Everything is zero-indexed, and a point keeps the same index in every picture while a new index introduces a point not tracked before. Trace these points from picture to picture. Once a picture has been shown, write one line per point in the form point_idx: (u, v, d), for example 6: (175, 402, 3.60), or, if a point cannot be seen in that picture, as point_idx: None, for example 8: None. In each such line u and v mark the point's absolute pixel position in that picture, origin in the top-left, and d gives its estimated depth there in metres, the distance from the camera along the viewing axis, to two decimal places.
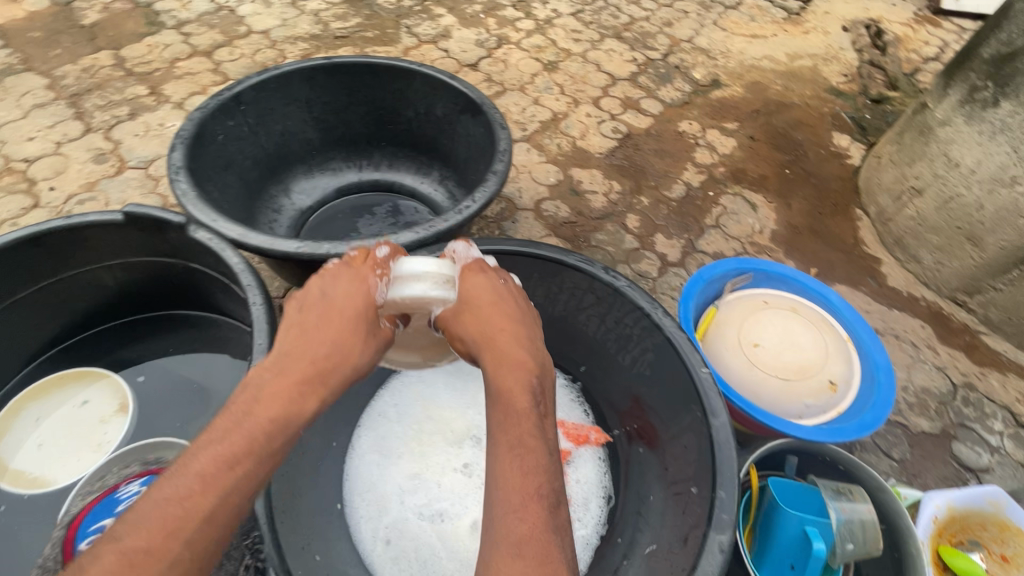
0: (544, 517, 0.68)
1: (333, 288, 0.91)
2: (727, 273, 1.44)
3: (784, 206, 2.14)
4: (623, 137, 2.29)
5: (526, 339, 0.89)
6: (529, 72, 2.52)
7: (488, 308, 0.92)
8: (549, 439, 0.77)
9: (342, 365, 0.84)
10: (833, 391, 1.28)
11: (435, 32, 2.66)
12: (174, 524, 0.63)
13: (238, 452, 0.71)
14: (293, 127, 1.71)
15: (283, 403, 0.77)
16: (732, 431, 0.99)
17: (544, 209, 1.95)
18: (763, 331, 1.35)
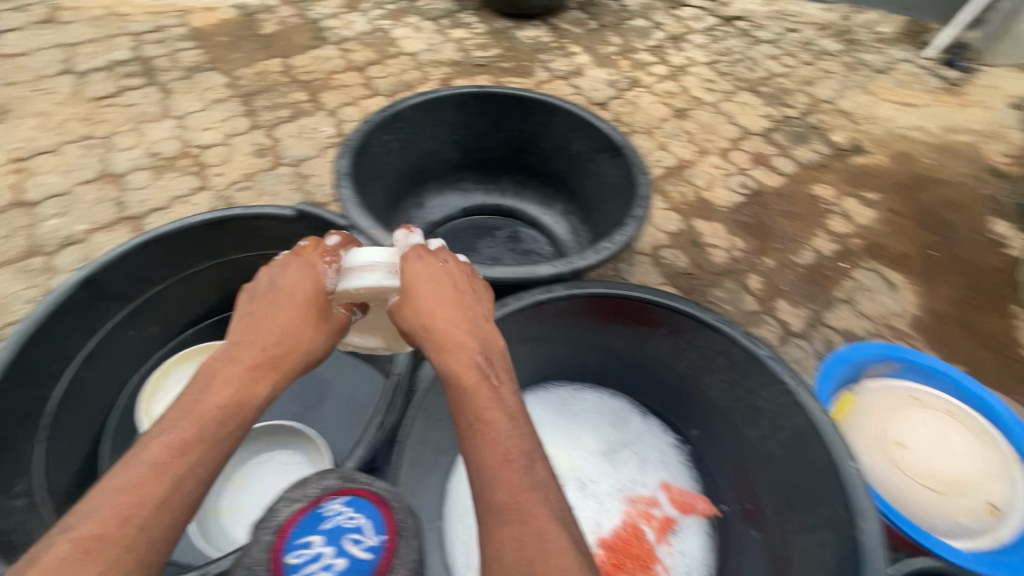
0: (519, 480, 0.71)
1: (283, 276, 0.90)
2: (873, 361, 1.31)
3: (928, 291, 1.95)
4: (751, 193, 2.20)
5: (469, 320, 0.87)
6: (658, 116, 2.51)
7: (436, 290, 0.89)
8: (508, 404, 0.79)
9: (293, 351, 0.84)
10: (990, 514, 1.14)
11: (569, 69, 2.73)
12: (126, 514, 0.62)
13: (188, 440, 0.70)
14: (436, 147, 1.81)
15: (234, 389, 0.77)
16: (885, 540, 0.89)
17: (662, 256, 1.91)
18: (910, 431, 1.23)
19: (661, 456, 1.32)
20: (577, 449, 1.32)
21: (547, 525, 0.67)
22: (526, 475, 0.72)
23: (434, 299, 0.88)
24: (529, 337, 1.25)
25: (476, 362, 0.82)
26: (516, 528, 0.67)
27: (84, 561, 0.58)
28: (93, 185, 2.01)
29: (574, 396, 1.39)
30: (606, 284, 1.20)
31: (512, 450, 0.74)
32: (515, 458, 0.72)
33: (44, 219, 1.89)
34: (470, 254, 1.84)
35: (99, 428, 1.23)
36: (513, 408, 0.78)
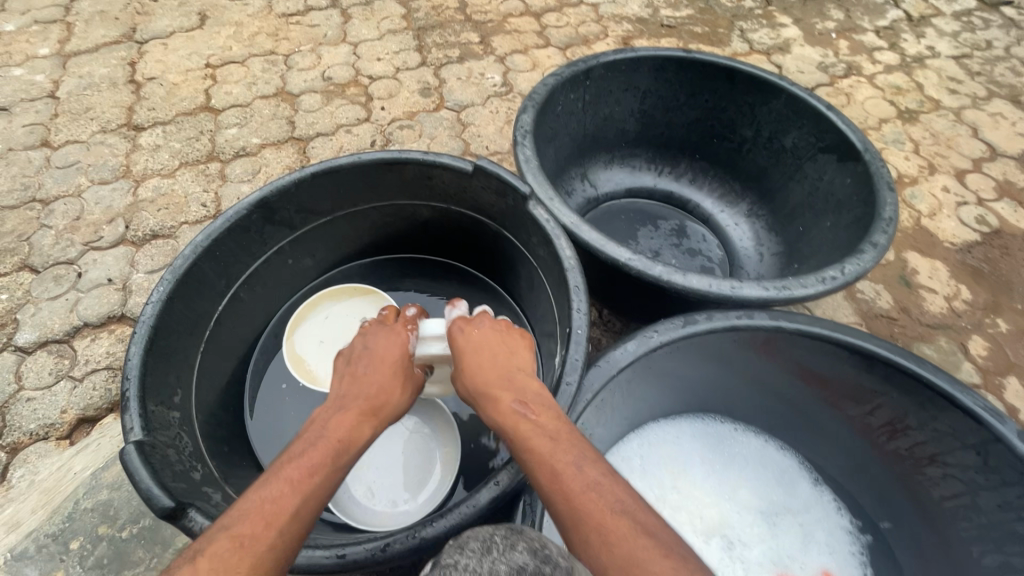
0: (573, 485, 0.69)
1: (373, 341, 0.94)
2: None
3: None
4: (991, 232, 1.74)
5: (505, 375, 0.86)
6: (878, 115, 2.07)
7: (475, 352, 0.90)
8: (550, 433, 0.75)
9: (392, 401, 0.87)
10: None
11: (773, 42, 2.33)
12: (270, 517, 0.64)
13: (318, 461, 0.72)
14: (618, 114, 1.59)
15: (352, 424, 0.80)
16: None
17: (858, 289, 1.57)
18: None
19: (831, 538, 1.08)
20: (731, 501, 1.11)
21: (607, 520, 0.66)
22: (583, 485, 0.69)
23: (475, 360, 0.88)
24: (706, 361, 1.05)
25: (514, 407, 0.80)
26: (582, 536, 0.66)
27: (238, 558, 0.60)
28: (270, 101, 2.06)
29: (734, 438, 1.18)
30: (830, 326, 0.97)
31: (556, 459, 0.72)
32: (563, 470, 0.70)
33: (225, 127, 1.98)
34: (628, 241, 1.63)
35: (247, 348, 1.25)
36: (552, 426, 0.76)
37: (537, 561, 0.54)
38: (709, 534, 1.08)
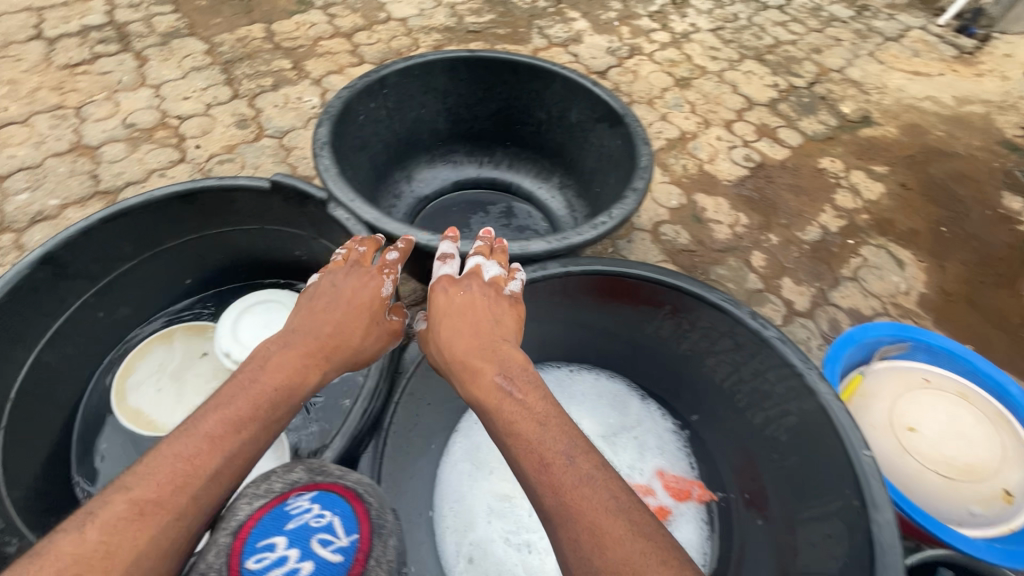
0: (563, 479, 0.68)
1: (343, 281, 0.98)
2: (882, 340, 1.24)
3: (936, 268, 1.89)
4: (756, 166, 2.12)
5: (491, 348, 0.87)
6: (660, 86, 2.41)
7: (467, 321, 0.92)
8: (535, 412, 0.78)
9: (343, 345, 0.90)
10: (1007, 502, 1.06)
11: (567, 35, 2.61)
12: (181, 479, 0.66)
13: (244, 416, 0.75)
14: (426, 116, 1.71)
15: (287, 373, 0.82)
16: (899, 532, 0.82)
17: (662, 232, 1.83)
18: (923, 415, 1.15)
19: (657, 440, 1.27)
20: None
21: (601, 519, 0.64)
22: (575, 485, 0.68)
23: (461, 329, 0.90)
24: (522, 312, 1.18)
25: (497, 380, 0.82)
26: (570, 533, 0.64)
27: (138, 522, 0.61)
28: (65, 158, 1.91)
29: (570, 378, 1.34)
30: (607, 261, 1.12)
31: (546, 452, 0.72)
32: (552, 461, 0.70)
33: (13, 193, 1.80)
34: (460, 230, 1.76)
35: (70, 412, 1.18)
36: (540, 409, 0.78)
37: (310, 474, 0.69)
38: None
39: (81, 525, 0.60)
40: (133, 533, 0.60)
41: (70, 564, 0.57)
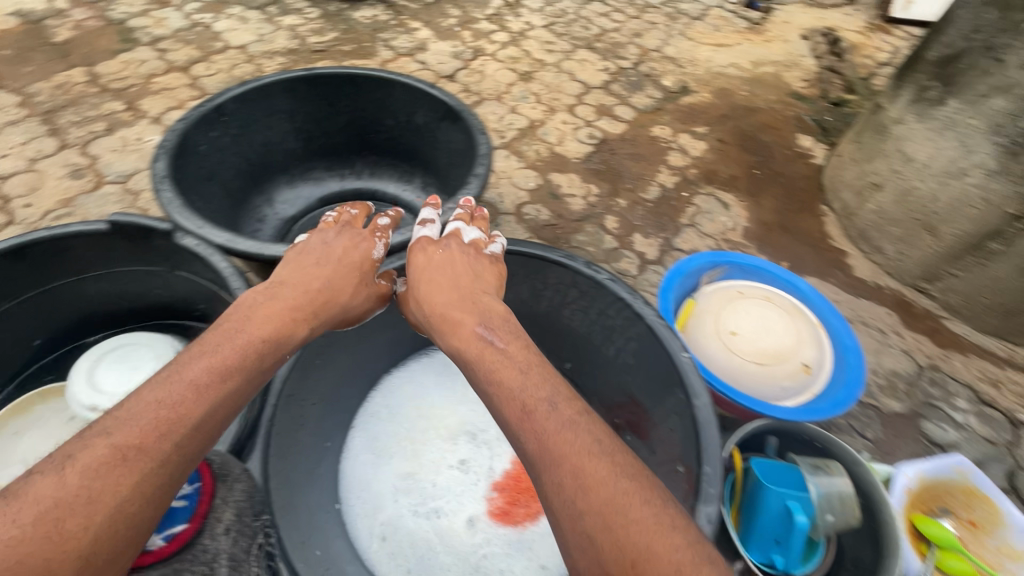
0: (547, 425, 0.82)
1: (333, 244, 1.16)
2: (702, 268, 1.47)
3: (754, 204, 2.24)
4: (599, 142, 2.36)
5: (470, 302, 1.07)
6: (506, 82, 2.60)
7: (446, 280, 1.12)
8: (521, 365, 0.93)
9: (327, 304, 1.05)
10: (806, 373, 1.33)
11: (412, 45, 2.72)
12: (170, 422, 0.73)
13: (230, 366, 0.84)
14: (275, 137, 1.74)
15: (274, 327, 0.94)
16: (714, 410, 1.01)
17: (525, 212, 2.00)
18: (739, 319, 1.40)
19: None
20: (464, 403, 1.36)
21: (583, 462, 0.77)
22: (562, 434, 0.81)
23: (439, 284, 1.10)
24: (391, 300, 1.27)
25: (480, 331, 1.01)
26: (555, 476, 0.77)
27: (121, 466, 0.66)
28: None
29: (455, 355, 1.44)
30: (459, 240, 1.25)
31: (529, 400, 0.87)
32: (534, 409, 0.85)
33: None
34: None
35: None
36: (523, 360, 0.95)
37: None
38: (456, 436, 1.31)
39: (57, 470, 0.64)
40: (114, 477, 0.65)
41: (47, 507, 0.61)
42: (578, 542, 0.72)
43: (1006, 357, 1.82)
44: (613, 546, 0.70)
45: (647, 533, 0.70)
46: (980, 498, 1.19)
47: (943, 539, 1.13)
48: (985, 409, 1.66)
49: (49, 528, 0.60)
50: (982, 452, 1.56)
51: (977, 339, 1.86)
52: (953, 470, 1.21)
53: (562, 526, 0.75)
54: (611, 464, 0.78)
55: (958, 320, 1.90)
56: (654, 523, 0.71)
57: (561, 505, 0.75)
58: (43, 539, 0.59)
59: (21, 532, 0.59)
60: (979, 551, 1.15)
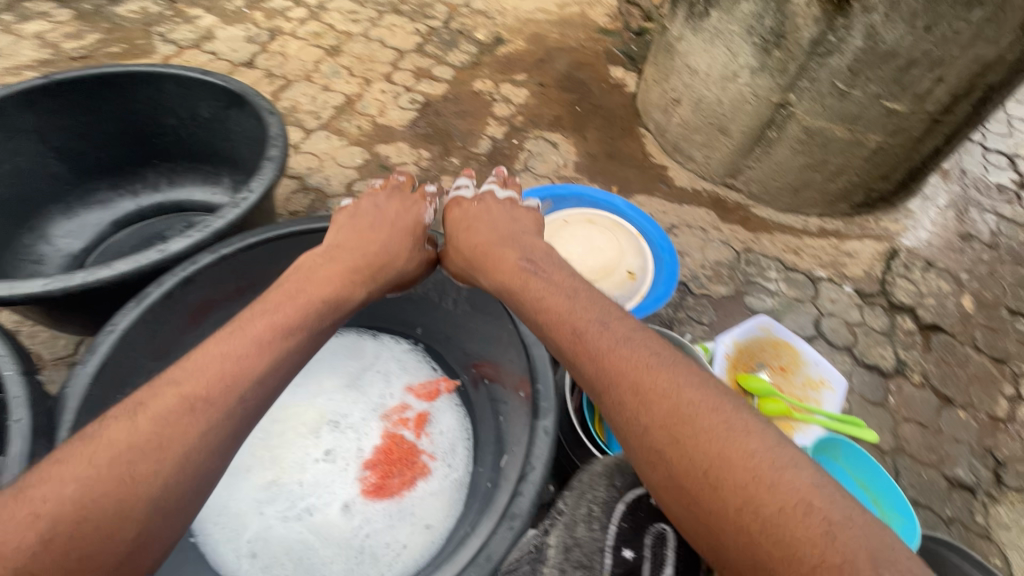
0: (600, 346, 0.94)
1: (382, 209, 1.37)
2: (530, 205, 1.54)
3: (581, 139, 2.35)
4: (422, 106, 2.32)
5: (508, 244, 1.26)
6: (312, 60, 2.44)
7: (479, 230, 1.31)
8: (568, 294, 1.08)
9: (380, 267, 1.24)
10: (633, 278, 1.46)
11: (196, 35, 2.45)
12: (234, 373, 0.89)
13: (289, 326, 1.00)
14: (29, 163, 1.48)
15: (331, 290, 1.12)
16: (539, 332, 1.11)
17: (357, 190, 1.92)
18: (568, 246, 1.48)
19: (399, 358, 1.42)
20: (320, 395, 1.31)
21: (643, 378, 0.88)
22: (615, 356, 0.92)
23: (476, 230, 1.28)
24: (200, 308, 1.19)
25: (521, 264, 1.20)
26: (619, 395, 0.88)
27: (188, 416, 0.81)
28: None
29: None
30: (268, 230, 1.21)
31: (577, 324, 1.00)
32: (585, 330, 0.98)
33: None
34: None
35: None
36: (568, 288, 1.10)
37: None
38: (317, 429, 1.26)
39: (127, 421, 0.78)
40: (180, 426, 0.80)
41: (120, 451, 0.75)
42: (652, 456, 0.82)
43: (802, 227, 2.12)
44: (689, 462, 0.78)
45: (718, 443, 0.78)
46: (782, 345, 1.39)
47: (762, 388, 1.31)
48: (791, 274, 1.94)
49: (123, 468, 0.74)
50: (792, 310, 1.83)
51: (779, 218, 2.14)
52: (759, 329, 1.40)
53: (633, 442, 0.85)
54: (670, 382, 0.87)
55: (762, 205, 2.18)
56: (725, 433, 0.78)
57: (635, 421, 0.85)
58: (121, 473, 0.74)
59: (94, 474, 0.72)
60: (791, 390, 1.34)
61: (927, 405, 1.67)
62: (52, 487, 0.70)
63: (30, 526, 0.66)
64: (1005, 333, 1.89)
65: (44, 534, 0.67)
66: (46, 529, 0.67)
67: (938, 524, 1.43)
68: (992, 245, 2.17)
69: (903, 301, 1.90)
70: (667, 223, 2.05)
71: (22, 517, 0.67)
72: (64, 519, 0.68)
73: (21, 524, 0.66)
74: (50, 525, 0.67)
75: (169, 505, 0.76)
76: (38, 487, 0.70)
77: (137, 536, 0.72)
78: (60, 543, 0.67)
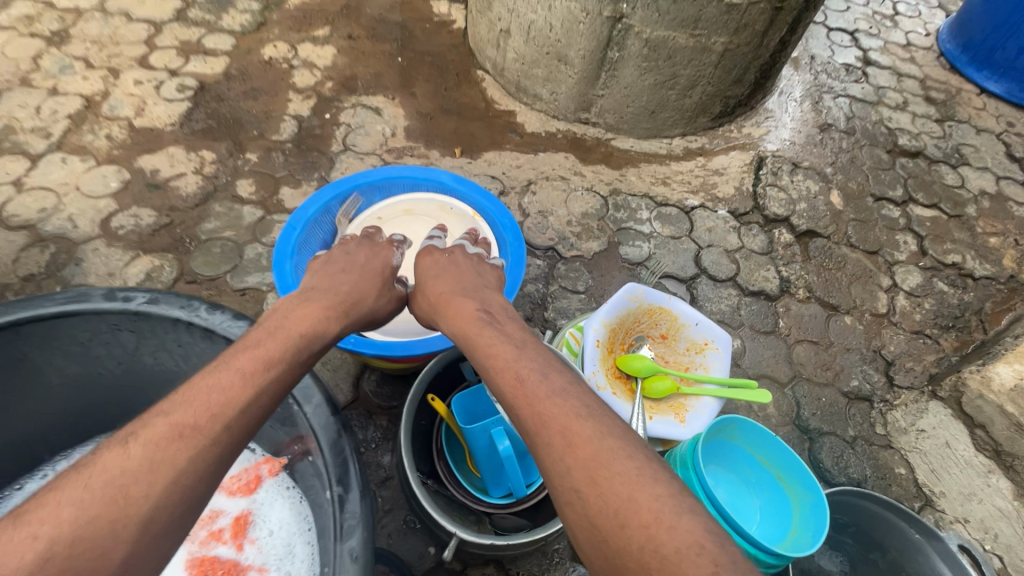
0: (537, 391, 0.80)
1: (356, 251, 1.20)
2: (330, 204, 1.31)
3: (409, 97, 1.95)
4: (196, 92, 1.81)
5: (469, 290, 1.08)
6: (28, 55, 1.83)
7: (445, 275, 1.14)
8: (515, 339, 0.91)
9: (358, 305, 1.05)
10: None
11: None
12: (216, 409, 0.71)
13: (276, 355, 0.81)
14: None
15: (309, 323, 0.92)
16: (328, 409, 0.81)
17: (117, 225, 1.45)
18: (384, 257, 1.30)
19: None
20: None
21: (572, 425, 0.75)
22: (546, 397, 0.79)
23: (445, 274, 1.13)
24: None
25: (480, 312, 0.99)
26: (547, 438, 0.75)
27: (178, 442, 0.66)
28: None
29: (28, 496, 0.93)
30: None
31: (520, 369, 0.85)
32: (525, 375, 0.83)
33: None
34: None
35: None
36: (518, 335, 0.93)
37: None
38: None
39: (124, 444, 0.65)
40: (171, 453, 0.66)
41: (116, 472, 0.63)
42: (565, 492, 0.71)
43: (667, 152, 1.93)
44: (601, 502, 0.68)
45: (630, 484, 0.68)
46: (659, 312, 1.17)
47: (644, 368, 1.12)
48: (663, 209, 1.75)
49: (121, 486, 0.62)
50: (670, 251, 1.66)
51: (642, 146, 1.93)
52: (627, 300, 1.15)
53: (548, 481, 0.73)
54: (592, 426, 0.75)
55: (623, 136, 1.96)
56: (636, 474, 0.69)
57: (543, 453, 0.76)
58: (110, 505, 0.61)
59: (91, 496, 0.61)
60: (676, 360, 1.17)
61: (816, 321, 1.59)
62: (46, 513, 0.59)
63: (24, 549, 0.55)
64: (874, 223, 1.85)
65: (38, 556, 0.55)
66: (32, 563, 0.55)
67: (846, 449, 1.35)
68: (849, 131, 2.11)
69: (778, 213, 1.80)
70: (523, 179, 1.77)
71: (14, 541, 0.55)
72: (60, 543, 0.57)
73: (15, 547, 0.55)
74: (47, 547, 0.56)
75: (166, 529, 0.63)
76: (34, 510, 0.59)
77: (130, 562, 0.59)
78: (51, 570, 0.55)
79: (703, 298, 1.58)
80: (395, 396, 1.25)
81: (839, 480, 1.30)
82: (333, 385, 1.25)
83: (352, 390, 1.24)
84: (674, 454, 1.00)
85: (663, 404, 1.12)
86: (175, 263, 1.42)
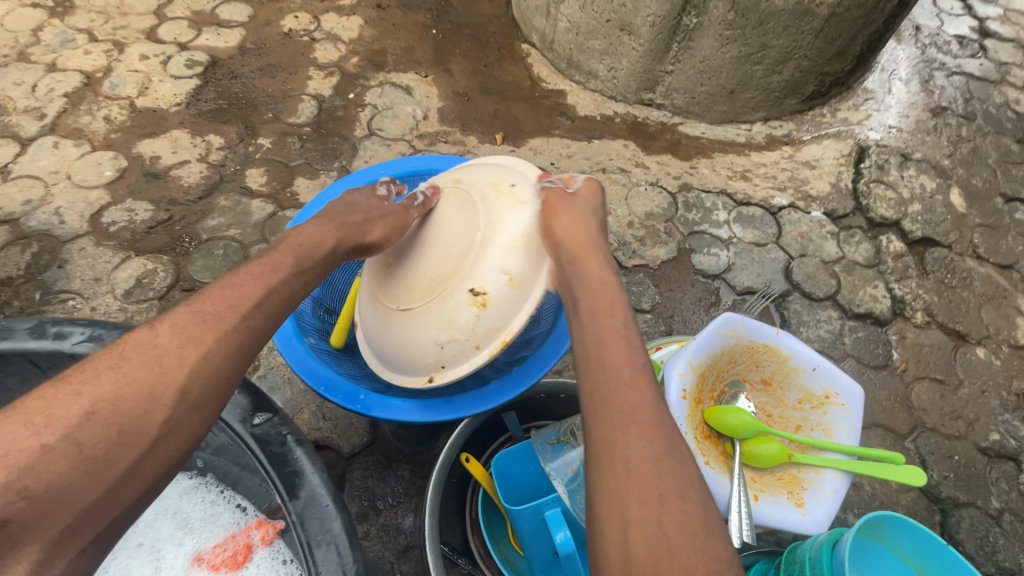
0: None
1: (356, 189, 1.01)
2: None
3: (443, 75, 1.69)
4: (206, 68, 1.60)
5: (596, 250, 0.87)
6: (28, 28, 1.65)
7: (574, 215, 0.91)
8: None
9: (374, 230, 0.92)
10: (476, 306, 0.88)
11: None
12: (234, 299, 0.66)
13: (285, 261, 0.77)
14: None
15: (316, 235, 0.84)
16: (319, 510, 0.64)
17: (108, 222, 1.27)
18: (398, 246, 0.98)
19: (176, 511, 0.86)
20: None
21: None
22: None
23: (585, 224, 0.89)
24: None
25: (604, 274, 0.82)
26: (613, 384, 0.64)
27: (206, 324, 0.62)
28: None
29: None
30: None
31: None
32: None
33: None
34: None
35: None
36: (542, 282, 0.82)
37: None
38: None
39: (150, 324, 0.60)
40: (197, 334, 0.61)
41: (148, 346, 0.58)
42: (607, 439, 0.59)
43: (746, 140, 1.62)
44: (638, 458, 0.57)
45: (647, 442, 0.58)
46: (761, 352, 0.90)
47: (742, 427, 0.86)
48: (743, 209, 1.46)
49: (154, 355, 0.57)
50: (754, 262, 1.37)
51: (716, 133, 1.63)
52: (723, 336, 0.88)
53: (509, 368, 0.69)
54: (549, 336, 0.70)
55: (693, 121, 1.65)
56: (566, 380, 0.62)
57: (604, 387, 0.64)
58: (149, 369, 0.56)
59: (129, 361, 0.56)
60: (783, 417, 0.91)
61: (940, 353, 1.28)
62: (87, 374, 0.54)
63: (69, 403, 0.52)
64: (1006, 230, 1.51)
65: (84, 411, 0.52)
66: (85, 411, 0.52)
67: (990, 527, 1.07)
68: (968, 115, 1.75)
69: (885, 216, 1.47)
70: (576, 171, 1.50)
71: (57, 399, 0.52)
72: (105, 399, 0.53)
73: (55, 403, 0.51)
74: (90, 402, 0.52)
75: (203, 396, 0.58)
76: (75, 371, 0.55)
77: (169, 424, 0.55)
78: (98, 424, 0.52)
79: (796, 321, 1.29)
80: (421, 440, 1.04)
81: (985, 570, 1.03)
82: (347, 423, 1.04)
83: (369, 432, 1.04)
84: (796, 556, 0.74)
85: (770, 475, 0.86)
86: (171, 267, 1.22)
